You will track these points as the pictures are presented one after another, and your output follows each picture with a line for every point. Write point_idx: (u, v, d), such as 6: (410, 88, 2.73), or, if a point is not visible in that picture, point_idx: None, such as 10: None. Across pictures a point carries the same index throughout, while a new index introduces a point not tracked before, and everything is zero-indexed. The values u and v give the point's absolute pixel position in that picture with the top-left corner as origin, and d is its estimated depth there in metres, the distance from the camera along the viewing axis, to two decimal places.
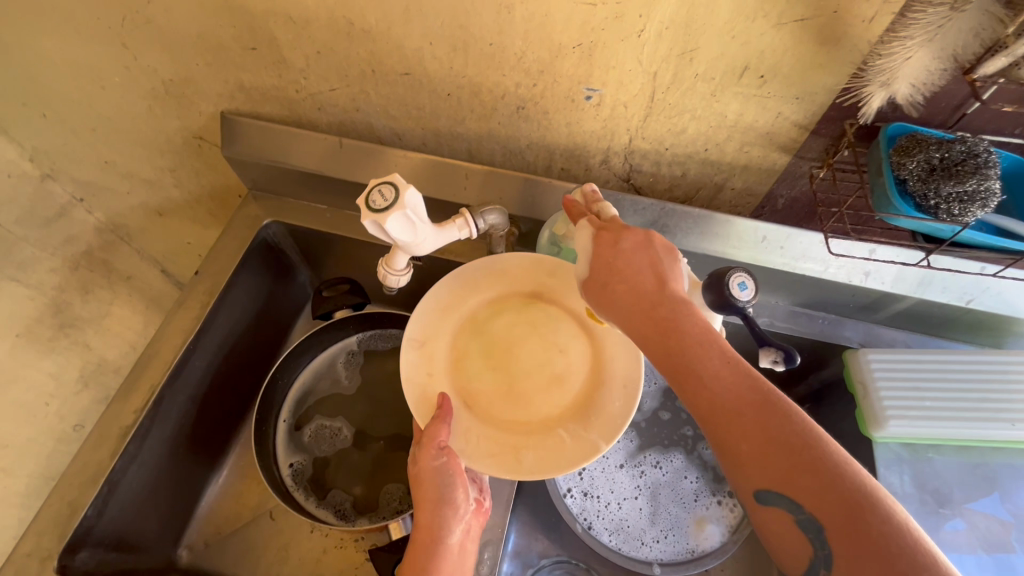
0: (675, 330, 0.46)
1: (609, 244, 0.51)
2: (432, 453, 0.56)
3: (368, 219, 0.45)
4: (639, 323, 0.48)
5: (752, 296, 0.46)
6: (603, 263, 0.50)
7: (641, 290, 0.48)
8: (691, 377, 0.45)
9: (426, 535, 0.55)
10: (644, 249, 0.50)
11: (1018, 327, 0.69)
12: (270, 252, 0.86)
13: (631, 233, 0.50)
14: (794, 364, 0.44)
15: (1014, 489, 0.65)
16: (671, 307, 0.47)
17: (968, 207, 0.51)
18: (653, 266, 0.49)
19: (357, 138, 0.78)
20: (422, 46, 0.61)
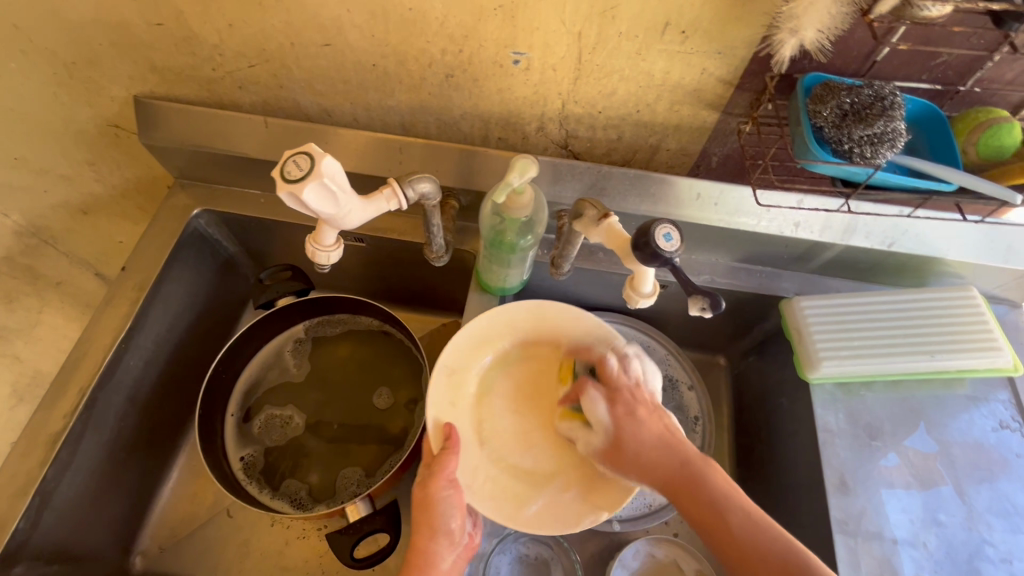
0: (699, 486, 0.55)
1: (621, 404, 0.62)
2: (441, 484, 0.59)
3: (283, 191, 0.43)
4: (670, 483, 0.57)
5: (678, 245, 0.46)
6: (620, 432, 0.60)
7: (665, 449, 0.58)
8: (718, 526, 0.53)
9: (421, 561, 0.56)
10: (652, 410, 0.61)
11: (936, 267, 0.73)
12: (204, 243, 0.83)
13: (638, 404, 0.61)
14: (719, 310, 0.45)
15: (939, 418, 0.70)
16: (700, 464, 0.56)
17: (878, 149, 0.53)
18: (659, 416, 0.61)
19: (285, 117, 0.75)
20: (340, 14, 0.59)
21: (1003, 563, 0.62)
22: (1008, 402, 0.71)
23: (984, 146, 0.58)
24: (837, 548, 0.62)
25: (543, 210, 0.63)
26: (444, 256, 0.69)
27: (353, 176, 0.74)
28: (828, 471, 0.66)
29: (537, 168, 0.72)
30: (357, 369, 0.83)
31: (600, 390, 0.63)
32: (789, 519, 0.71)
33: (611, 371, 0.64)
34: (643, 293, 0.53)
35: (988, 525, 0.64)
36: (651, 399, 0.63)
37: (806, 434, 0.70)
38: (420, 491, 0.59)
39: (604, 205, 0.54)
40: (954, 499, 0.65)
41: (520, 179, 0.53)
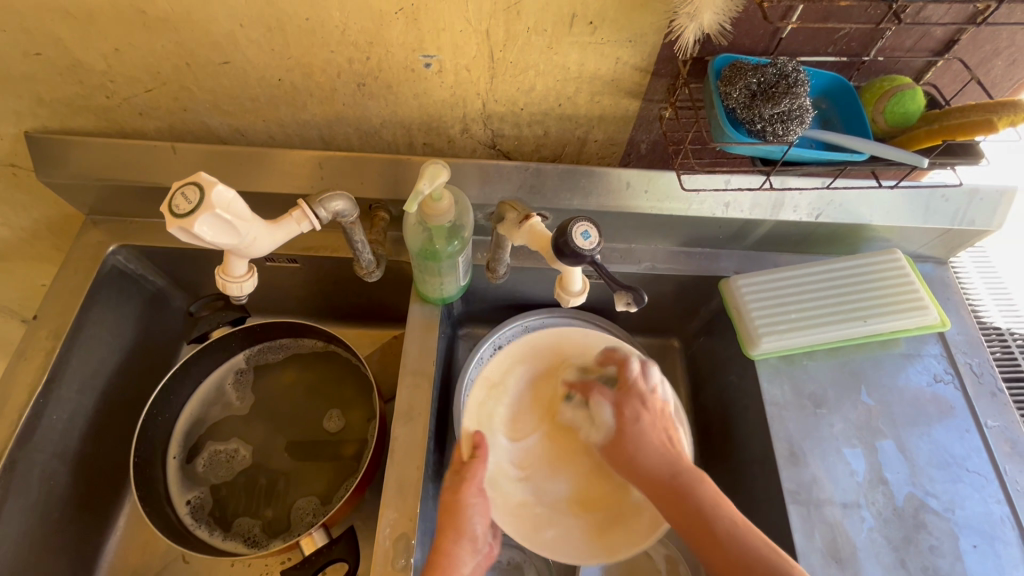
0: (692, 494, 0.57)
1: (623, 410, 0.66)
2: (474, 491, 0.60)
3: (173, 227, 0.40)
4: (660, 490, 0.59)
5: (597, 242, 0.46)
6: (620, 425, 0.66)
7: (664, 455, 0.62)
8: (704, 531, 0.54)
9: (445, 562, 0.56)
10: (657, 418, 0.65)
11: (864, 232, 0.75)
12: (125, 280, 0.78)
13: (649, 411, 0.65)
14: (644, 301, 0.47)
15: (878, 378, 0.72)
16: (687, 475, 0.59)
17: (789, 126, 0.53)
18: (663, 426, 0.64)
19: (194, 140, 0.71)
20: (233, 29, 0.56)
21: (946, 514, 0.64)
22: (939, 356, 0.73)
23: (891, 114, 0.59)
24: (790, 518, 0.63)
25: (467, 213, 0.63)
26: (377, 271, 0.68)
27: (275, 197, 0.70)
28: (778, 444, 0.67)
29: (465, 171, 0.70)
30: (305, 394, 0.80)
31: (606, 395, 0.69)
32: (747, 495, 0.72)
33: (628, 374, 0.68)
34: (573, 290, 0.53)
35: (929, 478, 0.66)
36: (661, 405, 0.66)
37: (754, 410, 0.72)
38: (445, 495, 0.60)
39: (525, 207, 0.54)
40: (897, 456, 0.67)
41: (432, 185, 0.53)
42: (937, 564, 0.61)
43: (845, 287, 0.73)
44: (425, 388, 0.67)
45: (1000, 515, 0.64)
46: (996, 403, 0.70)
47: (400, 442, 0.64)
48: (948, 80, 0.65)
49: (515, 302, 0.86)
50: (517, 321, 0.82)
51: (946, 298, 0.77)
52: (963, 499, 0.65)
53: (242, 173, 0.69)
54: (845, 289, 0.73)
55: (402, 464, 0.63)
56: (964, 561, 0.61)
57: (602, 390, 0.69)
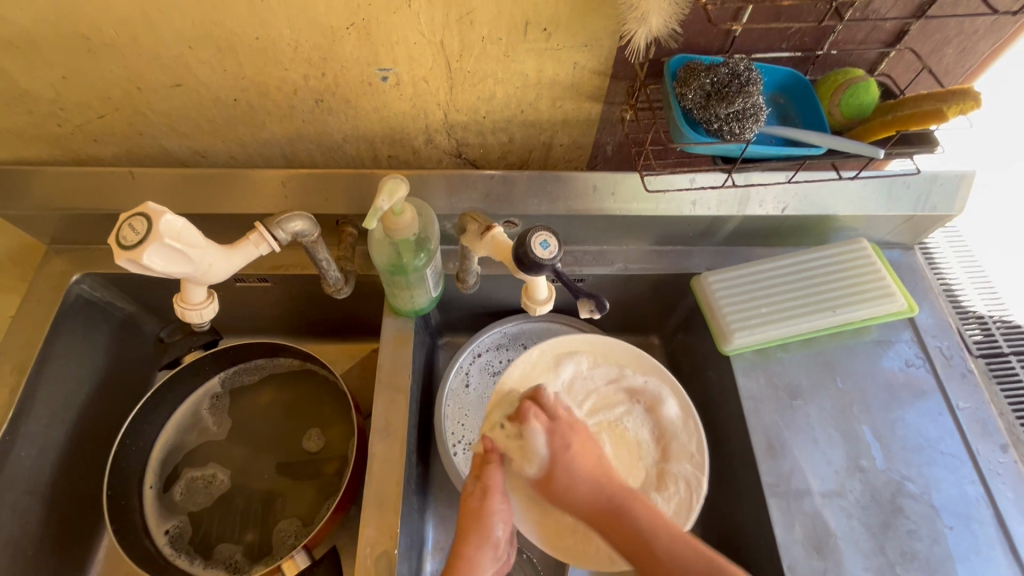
0: (625, 515, 0.59)
1: (557, 432, 0.63)
2: (497, 498, 0.62)
3: (122, 259, 0.40)
4: (596, 513, 0.60)
5: (556, 250, 0.48)
6: (555, 462, 0.62)
7: (593, 482, 0.61)
8: (647, 553, 0.57)
9: (463, 566, 0.60)
10: (584, 441, 0.64)
11: (832, 222, 0.76)
12: (92, 310, 0.76)
13: (574, 435, 0.64)
14: (606, 308, 0.52)
15: (851, 366, 0.73)
16: (622, 501, 0.60)
17: (745, 124, 0.54)
18: (590, 443, 0.64)
19: (153, 164, 0.70)
20: (182, 51, 0.56)
21: (923, 497, 0.65)
22: (911, 341, 0.74)
23: (847, 106, 0.60)
24: (771, 510, 0.63)
25: (433, 226, 0.64)
26: (345, 288, 0.68)
27: (239, 217, 0.69)
28: (755, 437, 0.68)
29: (430, 182, 0.70)
30: (283, 415, 0.79)
31: (539, 419, 0.63)
32: (730, 489, 0.72)
33: (547, 399, 0.65)
34: (538, 298, 0.54)
35: (905, 462, 0.67)
36: (583, 434, 0.65)
37: (732, 405, 0.72)
38: (469, 501, 0.62)
39: (488, 217, 0.55)
40: (873, 442, 0.68)
41: (391, 201, 0.53)
42: (916, 547, 0.62)
43: (815, 283, 0.74)
44: (402, 403, 0.67)
45: (974, 495, 0.65)
46: (967, 385, 0.72)
47: (378, 459, 0.64)
48: (902, 69, 0.66)
49: (492, 309, 0.85)
50: (497, 327, 0.83)
51: (914, 284, 0.79)
52: (938, 481, 0.66)
53: (204, 195, 0.68)
54: (813, 279, 0.74)
55: (382, 480, 0.62)
56: (941, 542, 0.62)
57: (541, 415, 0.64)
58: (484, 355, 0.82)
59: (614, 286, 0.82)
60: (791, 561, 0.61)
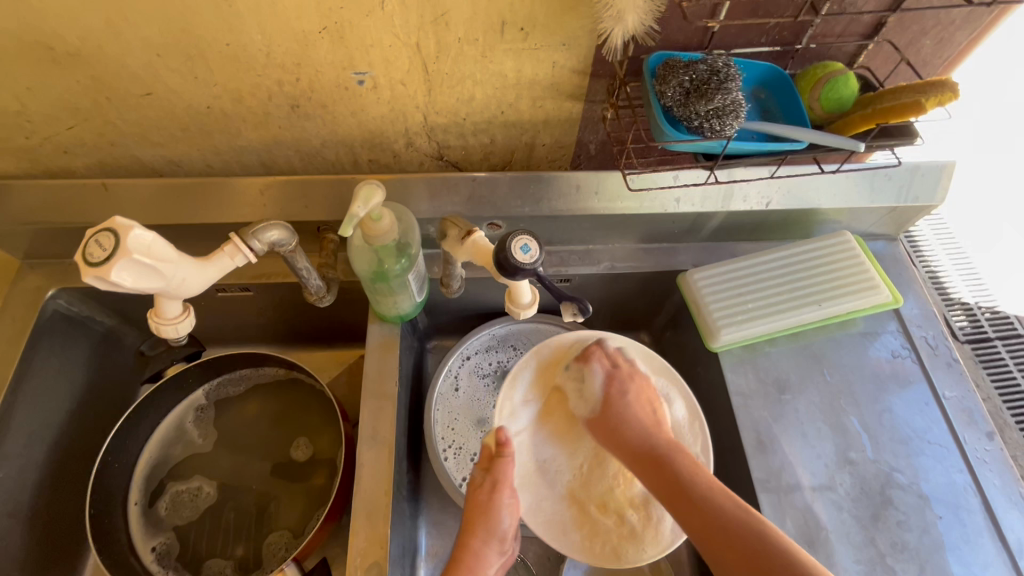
0: (668, 459, 0.59)
1: (614, 380, 0.68)
2: (505, 492, 0.62)
3: (89, 277, 0.40)
4: (642, 456, 0.61)
5: (536, 253, 0.49)
6: (608, 395, 0.67)
7: (642, 430, 0.63)
8: (683, 497, 0.55)
9: (471, 560, 0.60)
10: (642, 387, 0.68)
11: (816, 216, 0.76)
12: (70, 324, 0.74)
13: (632, 383, 0.67)
14: (588, 311, 0.55)
15: (838, 358, 0.73)
16: (670, 451, 0.60)
17: (725, 121, 0.53)
18: (649, 395, 0.67)
19: (127, 175, 0.68)
20: (151, 59, 0.54)
21: (912, 487, 0.65)
22: (896, 332, 0.75)
23: (826, 101, 0.60)
24: (761, 506, 0.63)
25: (413, 231, 0.63)
26: (327, 296, 0.68)
27: (217, 226, 0.68)
28: (745, 433, 0.68)
29: (412, 186, 0.69)
30: (269, 425, 0.78)
31: (600, 364, 0.69)
32: (721, 485, 0.72)
33: (607, 351, 0.70)
34: (521, 302, 0.56)
35: (893, 453, 0.67)
36: (642, 379, 0.69)
37: (721, 402, 0.72)
38: (477, 493, 0.62)
39: (468, 222, 0.56)
40: (862, 434, 0.68)
41: (366, 206, 0.53)
42: (905, 538, 0.62)
43: (800, 276, 0.74)
44: (389, 411, 0.66)
45: (962, 484, 0.65)
46: (953, 374, 0.72)
47: (366, 469, 0.63)
48: (880, 62, 0.66)
49: (480, 311, 0.85)
50: (485, 330, 0.82)
51: (898, 274, 0.79)
52: (926, 471, 0.66)
53: (180, 204, 0.67)
54: (799, 273, 0.74)
55: (370, 490, 0.62)
56: (930, 532, 0.63)
57: (607, 359, 0.69)
58: (473, 358, 0.81)
59: (601, 285, 0.81)
60: None
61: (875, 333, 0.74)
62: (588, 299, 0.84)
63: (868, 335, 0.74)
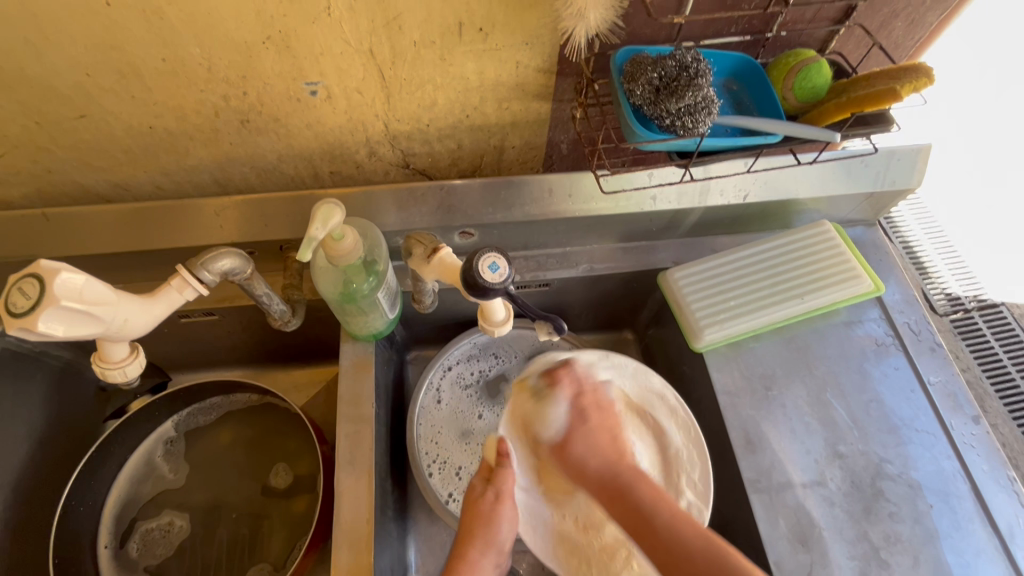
0: (631, 491, 0.54)
1: (579, 409, 0.62)
2: (507, 502, 0.62)
3: (14, 327, 0.40)
4: (604, 487, 0.56)
5: (505, 271, 0.51)
6: (569, 437, 0.60)
7: (604, 458, 0.58)
8: (647, 530, 0.50)
9: (465, 568, 0.60)
10: (603, 430, 0.60)
11: (794, 206, 0.74)
12: (24, 362, 0.69)
13: (591, 419, 0.61)
14: (562, 328, 0.57)
15: (823, 349, 0.72)
16: (626, 480, 0.55)
17: (698, 118, 0.51)
18: (608, 426, 0.61)
19: (70, 202, 0.64)
20: (80, 80, 0.51)
21: (902, 477, 0.64)
22: (879, 320, 0.74)
23: (799, 90, 0.58)
24: (753, 508, 0.62)
25: (379, 247, 0.61)
26: (294, 320, 0.65)
27: (171, 252, 0.64)
28: (733, 433, 0.66)
29: (378, 198, 0.66)
30: (243, 453, 0.75)
31: (566, 388, 0.63)
32: (712, 484, 0.71)
33: (575, 370, 0.65)
34: (496, 318, 0.57)
35: (881, 443, 0.66)
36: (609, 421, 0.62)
37: (707, 400, 0.71)
38: (477, 504, 0.62)
39: (434, 238, 0.57)
40: (849, 426, 0.67)
41: (325, 227, 0.50)
42: (898, 530, 0.61)
43: (779, 269, 0.73)
44: (368, 434, 0.63)
45: (951, 470, 0.65)
46: (936, 358, 0.71)
47: (346, 496, 0.60)
48: (852, 46, 0.64)
49: (459, 320, 0.82)
50: (465, 339, 0.79)
51: (878, 260, 0.77)
52: (916, 460, 0.65)
53: (129, 231, 0.63)
54: (775, 265, 0.73)
55: (351, 521, 0.59)
56: (923, 522, 0.62)
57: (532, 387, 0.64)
58: (455, 368, 0.79)
59: (581, 288, 0.80)
60: (777, 558, 0.60)
61: (856, 318, 0.74)
62: (568, 301, 0.82)
63: (849, 321, 0.74)
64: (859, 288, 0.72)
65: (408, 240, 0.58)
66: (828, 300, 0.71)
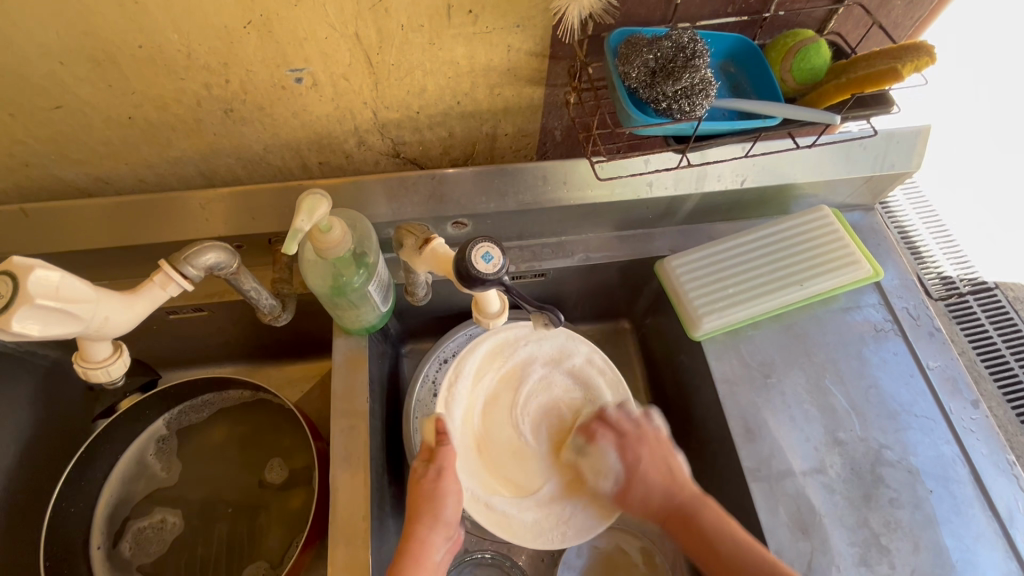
0: (698, 517, 0.60)
1: (624, 449, 0.65)
2: (451, 477, 0.60)
3: None
4: (664, 515, 0.62)
5: (498, 262, 0.49)
6: (630, 477, 0.64)
7: (663, 489, 0.63)
8: (711, 552, 0.58)
9: (417, 550, 0.57)
10: (653, 448, 0.65)
11: (792, 191, 0.73)
12: (9, 362, 0.67)
13: (644, 439, 0.65)
14: (559, 319, 0.56)
15: (822, 336, 0.71)
16: (691, 501, 0.61)
17: (695, 100, 0.50)
18: (662, 457, 0.64)
19: (50, 197, 0.62)
20: (54, 68, 0.49)
21: (901, 463, 0.64)
22: (877, 305, 0.73)
23: (797, 71, 0.57)
24: (753, 497, 0.62)
25: (370, 238, 0.60)
26: (285, 314, 0.63)
27: (156, 247, 0.62)
28: (732, 421, 0.66)
29: (368, 189, 0.64)
30: (236, 450, 0.74)
31: (607, 439, 0.66)
32: (711, 473, 0.71)
33: (609, 418, 0.67)
34: (489, 310, 0.56)
35: (880, 429, 0.66)
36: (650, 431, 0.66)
37: (706, 389, 0.70)
38: (421, 483, 0.60)
39: (425, 229, 0.56)
40: (849, 413, 0.67)
41: (312, 219, 0.49)
42: (897, 516, 0.61)
43: (778, 255, 0.73)
44: (362, 429, 0.62)
45: (950, 455, 0.65)
46: (935, 344, 0.71)
47: (342, 493, 0.59)
48: (851, 26, 0.63)
49: (453, 312, 0.81)
50: (461, 331, 0.78)
51: (877, 244, 0.77)
52: (915, 445, 0.65)
53: (113, 225, 0.61)
54: (764, 255, 0.73)
55: (347, 518, 0.58)
56: (922, 507, 0.62)
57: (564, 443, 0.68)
58: (451, 360, 0.77)
59: (577, 278, 0.79)
60: (777, 547, 0.59)
61: (853, 302, 0.73)
62: (564, 291, 0.81)
63: (847, 304, 0.73)
64: (859, 274, 0.71)
65: (399, 231, 0.57)
66: (828, 287, 0.71)
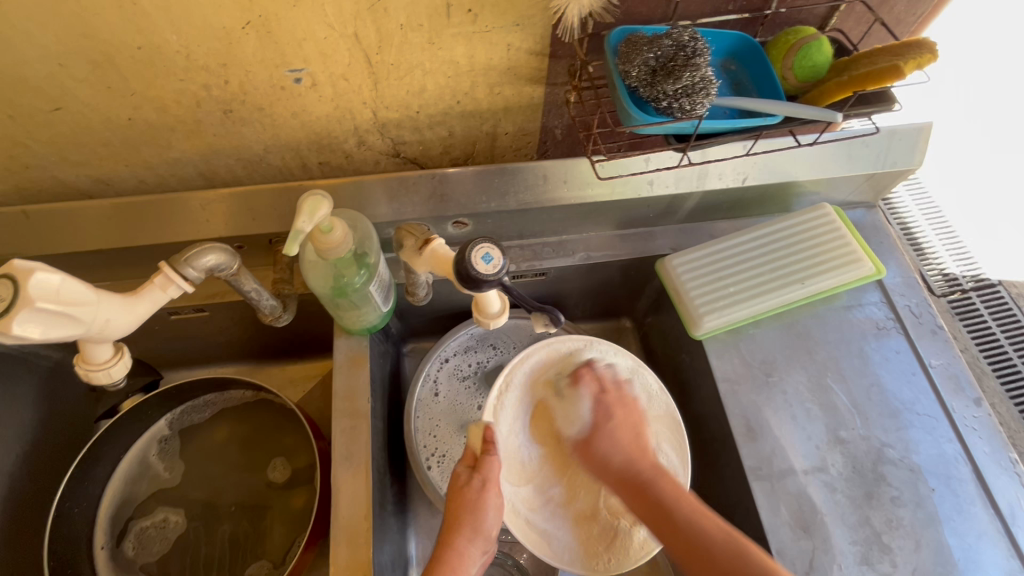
0: (652, 486, 0.57)
1: (603, 407, 0.63)
2: (493, 490, 0.60)
3: None
4: (624, 481, 0.59)
5: (498, 262, 0.49)
6: (593, 435, 0.62)
7: (624, 452, 0.60)
8: (663, 518, 0.55)
9: (453, 560, 0.57)
10: (625, 420, 0.62)
11: (794, 189, 0.73)
12: (12, 363, 0.67)
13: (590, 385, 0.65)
14: (560, 319, 0.56)
15: (824, 334, 0.71)
16: (648, 474, 0.58)
17: (696, 99, 0.50)
18: (633, 419, 0.62)
19: (51, 198, 0.62)
20: (53, 70, 0.49)
21: (903, 461, 0.64)
22: (879, 303, 0.73)
23: (799, 69, 0.56)
24: (755, 496, 0.62)
25: (370, 238, 0.60)
26: (286, 315, 0.63)
27: (156, 248, 0.63)
28: (734, 421, 0.66)
29: (368, 188, 0.64)
30: (239, 450, 0.74)
31: (589, 387, 0.65)
32: (712, 472, 0.71)
33: (598, 369, 0.66)
34: (490, 310, 0.56)
35: (883, 428, 0.66)
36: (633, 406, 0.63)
37: (708, 389, 0.70)
38: (464, 492, 0.59)
39: (426, 230, 0.56)
40: (851, 412, 0.66)
41: (311, 220, 0.48)
42: (899, 515, 0.61)
43: (779, 252, 0.72)
44: (364, 429, 0.62)
45: (953, 453, 0.65)
46: (938, 342, 0.70)
47: (344, 493, 0.59)
48: (853, 23, 0.62)
49: (454, 311, 0.81)
50: (463, 330, 0.78)
51: (879, 242, 0.76)
52: (917, 444, 0.65)
53: (114, 225, 0.61)
54: (777, 251, 0.72)
55: (349, 518, 0.58)
56: (924, 506, 0.62)
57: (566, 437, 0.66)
58: (452, 360, 0.77)
59: (579, 277, 0.78)
60: (779, 546, 0.59)
61: (855, 300, 0.73)
62: (565, 290, 0.81)
63: (849, 302, 0.73)
64: (861, 271, 0.70)
65: (400, 231, 0.57)
66: (829, 284, 0.70)
